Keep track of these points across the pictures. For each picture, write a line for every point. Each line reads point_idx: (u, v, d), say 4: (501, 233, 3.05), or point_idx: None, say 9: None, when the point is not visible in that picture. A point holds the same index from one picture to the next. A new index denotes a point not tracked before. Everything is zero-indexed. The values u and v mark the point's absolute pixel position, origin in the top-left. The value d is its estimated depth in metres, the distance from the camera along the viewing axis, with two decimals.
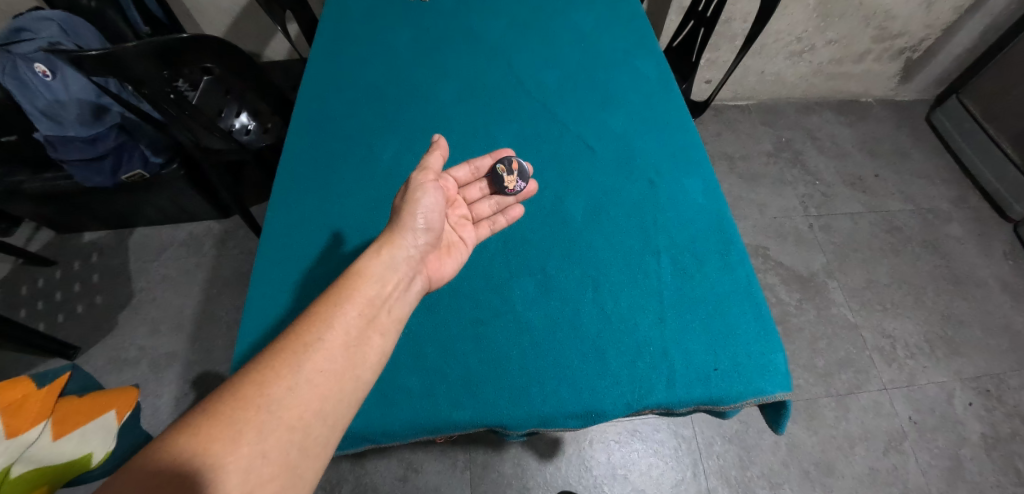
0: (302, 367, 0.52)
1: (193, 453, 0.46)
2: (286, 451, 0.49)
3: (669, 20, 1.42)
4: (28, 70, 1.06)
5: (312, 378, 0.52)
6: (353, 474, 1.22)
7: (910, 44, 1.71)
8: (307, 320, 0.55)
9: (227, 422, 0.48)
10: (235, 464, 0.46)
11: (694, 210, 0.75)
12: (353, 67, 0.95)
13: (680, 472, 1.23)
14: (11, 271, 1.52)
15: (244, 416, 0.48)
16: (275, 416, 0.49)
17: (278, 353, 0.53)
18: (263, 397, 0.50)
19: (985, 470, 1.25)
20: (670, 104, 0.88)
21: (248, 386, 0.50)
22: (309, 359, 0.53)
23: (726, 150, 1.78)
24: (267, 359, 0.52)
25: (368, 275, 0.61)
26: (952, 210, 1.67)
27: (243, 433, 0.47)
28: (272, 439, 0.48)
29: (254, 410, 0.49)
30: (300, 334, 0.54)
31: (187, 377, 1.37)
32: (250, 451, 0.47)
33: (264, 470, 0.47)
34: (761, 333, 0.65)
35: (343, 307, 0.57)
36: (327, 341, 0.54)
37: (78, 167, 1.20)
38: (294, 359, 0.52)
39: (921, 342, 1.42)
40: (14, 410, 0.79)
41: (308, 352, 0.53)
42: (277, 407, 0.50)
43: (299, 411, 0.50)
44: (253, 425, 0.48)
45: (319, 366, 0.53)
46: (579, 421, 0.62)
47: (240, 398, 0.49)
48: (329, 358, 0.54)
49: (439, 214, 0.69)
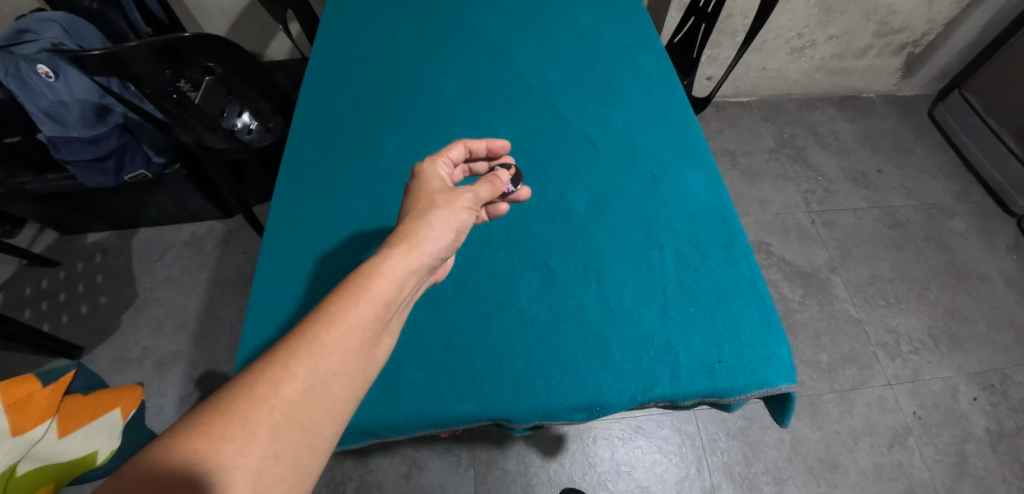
0: (317, 367, 0.49)
1: (204, 454, 0.42)
2: (298, 450, 0.46)
3: (669, 17, 1.42)
4: (32, 71, 1.06)
5: (327, 379, 0.49)
6: (356, 472, 1.22)
7: (911, 39, 1.70)
8: (320, 317, 0.51)
9: (240, 424, 0.44)
10: (247, 466, 0.43)
11: (697, 204, 0.75)
12: (354, 65, 0.95)
13: (684, 468, 1.23)
14: (16, 272, 1.53)
15: (258, 416, 0.45)
16: (289, 417, 0.46)
17: (292, 351, 0.49)
18: (277, 399, 0.46)
19: (990, 465, 1.25)
20: (672, 98, 0.87)
21: (260, 384, 0.47)
22: (324, 359, 0.49)
23: (728, 146, 1.78)
24: (280, 357, 0.48)
25: (386, 275, 0.55)
26: (954, 205, 1.66)
27: (256, 434, 0.44)
28: (286, 440, 0.46)
29: (268, 411, 0.46)
30: (314, 331, 0.50)
31: (191, 376, 1.37)
32: (262, 453, 0.44)
33: (276, 470, 0.45)
34: (765, 325, 0.65)
35: (360, 306, 0.53)
36: (343, 341, 0.51)
37: (80, 167, 1.21)
38: (308, 359, 0.49)
39: (926, 337, 1.42)
40: (20, 407, 0.78)
41: (323, 352, 0.49)
42: (291, 408, 0.47)
43: (312, 411, 0.48)
44: (267, 427, 0.45)
45: (334, 366, 0.50)
46: (584, 414, 0.62)
47: (251, 396, 0.46)
48: (343, 360, 0.50)
49: (468, 214, 0.64)
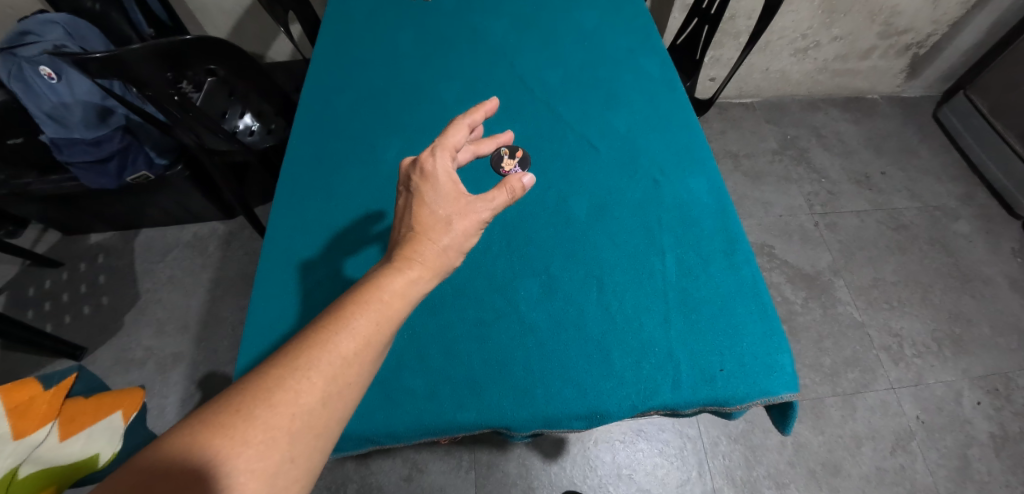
0: (335, 376, 0.46)
1: (223, 455, 0.40)
2: (311, 456, 0.45)
3: (672, 18, 1.41)
4: (35, 73, 1.07)
5: (345, 390, 0.47)
6: (357, 474, 1.22)
7: (916, 40, 1.69)
8: (338, 324, 0.48)
9: (259, 428, 0.42)
10: (263, 471, 0.41)
11: (699, 209, 0.75)
12: (356, 69, 0.95)
13: (685, 472, 1.23)
14: (19, 273, 1.53)
15: (276, 422, 0.43)
16: (306, 424, 0.44)
17: (311, 357, 0.46)
18: (296, 405, 0.44)
19: (994, 469, 1.24)
20: (675, 103, 0.87)
21: (279, 389, 0.44)
22: (343, 369, 0.47)
23: (731, 148, 1.77)
24: (299, 363, 0.45)
25: (402, 293, 0.52)
26: (959, 207, 1.65)
27: (275, 439, 0.42)
28: (301, 446, 0.44)
29: (287, 417, 0.43)
30: (333, 340, 0.47)
31: (193, 377, 1.37)
32: (279, 459, 0.42)
33: (292, 474, 0.43)
34: (768, 333, 0.64)
35: (376, 319, 0.50)
36: (358, 350, 0.48)
37: (83, 168, 1.21)
38: (328, 368, 0.46)
39: (929, 341, 1.41)
40: (21, 411, 0.78)
41: (343, 363, 0.47)
42: (309, 416, 0.44)
43: (328, 419, 0.46)
44: (285, 433, 0.43)
45: (350, 377, 0.47)
46: (584, 422, 0.61)
47: (269, 400, 0.43)
48: (359, 371, 0.48)
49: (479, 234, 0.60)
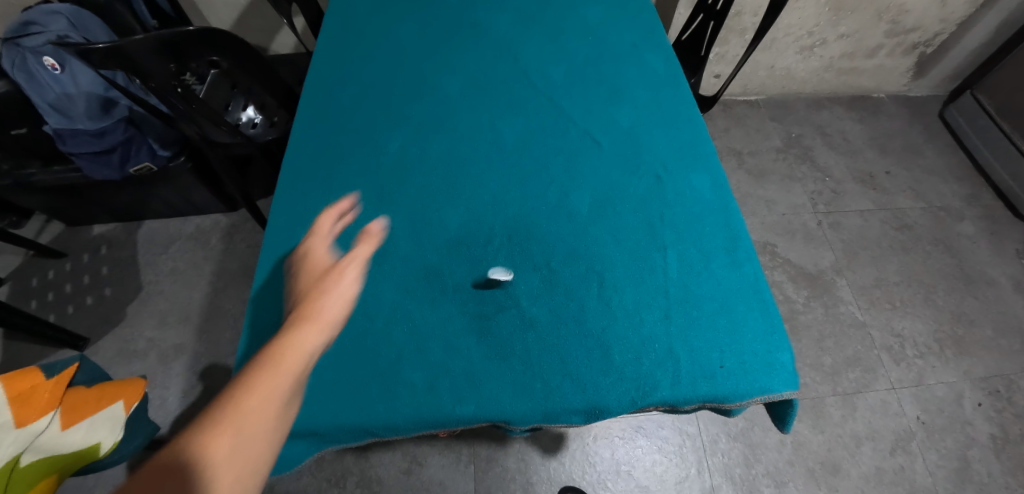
0: (270, 391, 0.55)
1: (178, 465, 0.47)
2: (258, 458, 0.51)
3: (678, 14, 1.41)
4: (38, 63, 1.07)
5: (278, 399, 0.55)
6: (357, 467, 1.22)
7: (923, 38, 1.68)
8: (267, 350, 0.57)
9: (207, 440, 0.49)
10: (216, 472, 0.48)
11: (702, 206, 0.74)
12: (359, 62, 0.95)
13: (684, 469, 1.23)
14: (23, 263, 1.54)
15: (222, 433, 0.50)
16: (248, 430, 0.51)
17: (246, 380, 0.54)
18: (238, 416, 0.51)
19: (994, 471, 1.24)
20: (679, 99, 0.86)
21: (220, 408, 0.51)
22: (275, 382, 0.55)
23: (735, 145, 1.77)
24: (237, 384, 0.53)
25: (325, 315, 0.63)
26: (963, 208, 1.64)
27: (222, 444, 0.49)
28: (246, 447, 0.50)
29: (230, 427, 0.50)
30: (264, 362, 0.56)
31: (194, 369, 1.38)
32: (227, 460, 0.49)
33: (241, 475, 0.49)
34: (769, 331, 0.64)
35: (301, 338, 0.59)
36: (287, 366, 0.57)
37: (86, 159, 1.21)
38: (262, 384, 0.54)
39: (931, 341, 1.41)
40: (24, 399, 0.78)
41: (273, 378, 0.55)
42: (250, 423, 0.52)
43: (266, 425, 0.53)
44: (230, 440, 0.50)
45: (282, 389, 0.56)
46: (583, 417, 0.61)
47: (214, 418, 0.50)
48: (288, 383, 0.56)
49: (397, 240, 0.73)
